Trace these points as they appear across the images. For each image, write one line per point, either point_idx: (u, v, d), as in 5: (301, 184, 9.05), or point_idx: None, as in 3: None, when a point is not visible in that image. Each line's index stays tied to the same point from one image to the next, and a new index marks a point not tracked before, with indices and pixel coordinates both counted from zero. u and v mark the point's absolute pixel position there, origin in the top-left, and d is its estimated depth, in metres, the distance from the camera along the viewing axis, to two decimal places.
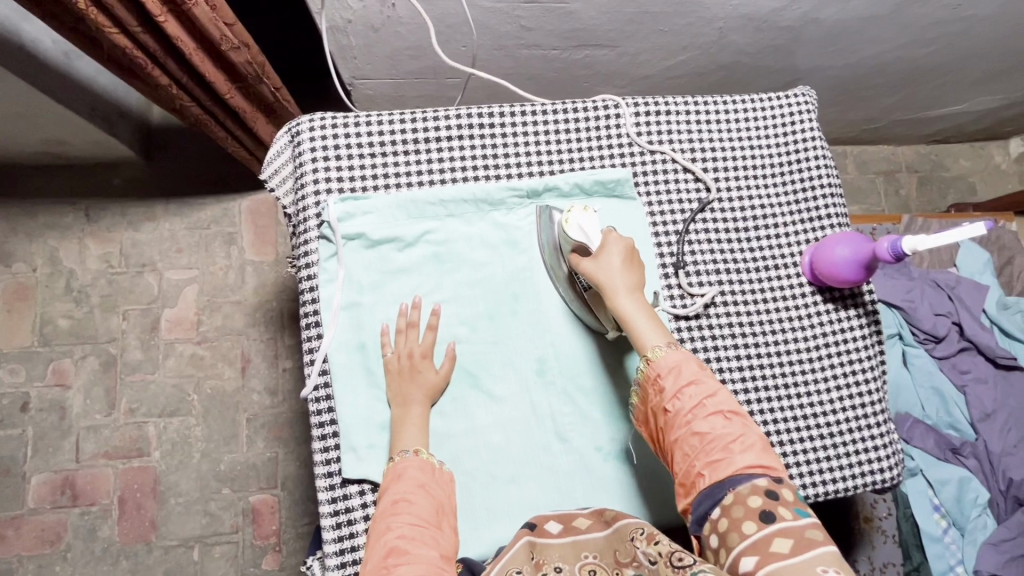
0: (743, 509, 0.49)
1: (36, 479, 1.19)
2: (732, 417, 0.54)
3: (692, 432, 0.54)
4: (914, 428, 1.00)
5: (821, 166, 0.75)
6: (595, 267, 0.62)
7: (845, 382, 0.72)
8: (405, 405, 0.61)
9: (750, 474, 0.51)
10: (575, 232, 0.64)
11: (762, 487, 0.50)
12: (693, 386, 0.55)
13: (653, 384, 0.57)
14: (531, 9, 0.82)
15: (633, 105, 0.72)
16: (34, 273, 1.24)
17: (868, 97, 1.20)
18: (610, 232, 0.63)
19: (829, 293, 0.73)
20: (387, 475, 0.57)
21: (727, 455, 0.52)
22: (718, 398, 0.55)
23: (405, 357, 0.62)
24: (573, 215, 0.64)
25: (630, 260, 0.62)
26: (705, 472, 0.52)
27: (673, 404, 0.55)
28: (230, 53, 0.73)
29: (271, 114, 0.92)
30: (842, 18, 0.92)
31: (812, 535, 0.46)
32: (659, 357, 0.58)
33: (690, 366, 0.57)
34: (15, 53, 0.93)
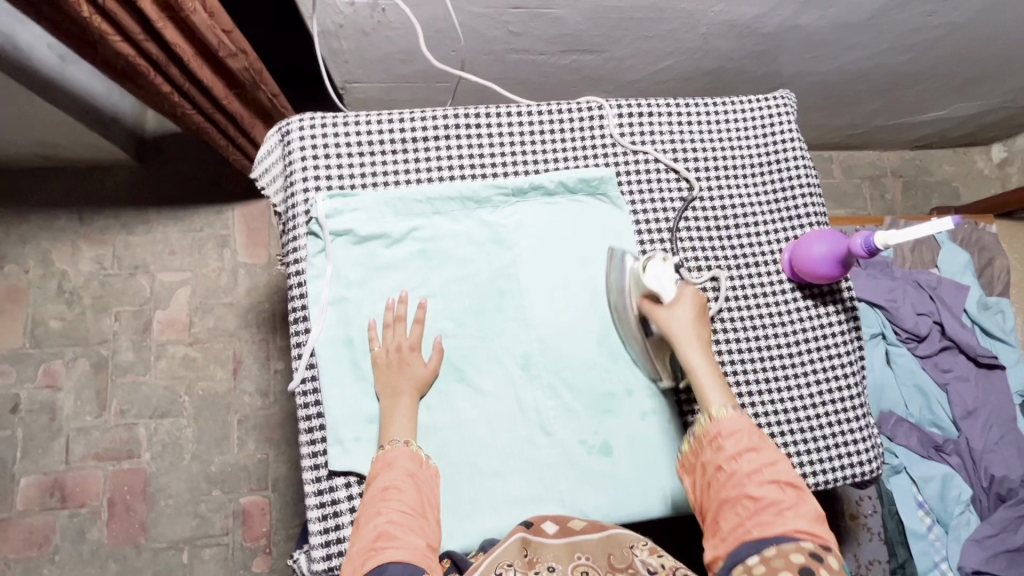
0: (783, 561, 0.50)
1: (25, 481, 1.18)
2: (788, 485, 0.55)
3: (743, 491, 0.55)
4: (898, 425, 1.02)
5: (800, 166, 0.77)
6: (667, 317, 0.63)
7: (826, 377, 0.73)
8: (394, 397, 0.62)
9: (798, 537, 0.52)
10: (652, 282, 0.64)
11: (806, 550, 0.51)
12: (752, 452, 0.57)
13: (712, 441, 0.59)
14: (518, 14, 0.84)
15: (617, 107, 0.74)
16: (26, 275, 1.25)
17: (851, 103, 1.23)
18: (685, 286, 0.65)
19: (809, 290, 0.74)
20: (376, 463, 0.58)
21: (776, 517, 0.53)
22: (777, 467, 0.56)
23: (392, 349, 0.64)
24: (651, 264, 0.65)
25: (699, 315, 0.64)
26: (752, 529, 0.53)
27: (729, 465, 0.57)
28: (228, 58, 0.76)
29: (265, 118, 0.95)
30: (821, 25, 0.95)
31: None
32: (721, 416, 0.59)
33: (750, 433, 0.58)
34: (10, 55, 0.94)
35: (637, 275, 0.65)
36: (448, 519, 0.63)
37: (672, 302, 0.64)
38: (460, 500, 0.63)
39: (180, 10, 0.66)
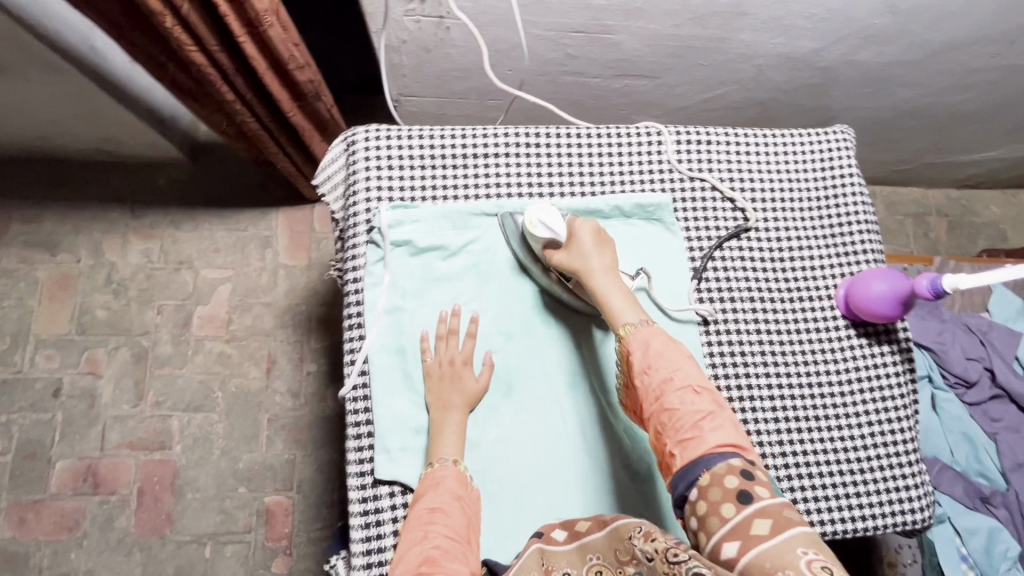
0: (719, 491, 0.48)
1: (60, 465, 1.21)
2: (700, 391, 0.55)
3: (662, 408, 0.55)
4: (942, 473, 0.98)
5: (858, 201, 0.77)
6: (568, 258, 0.65)
7: (878, 419, 0.71)
8: (444, 410, 0.63)
9: (723, 453, 0.51)
10: (541, 229, 0.65)
11: (737, 467, 0.49)
12: (662, 362, 0.57)
13: (627, 359, 0.59)
14: (578, 38, 0.86)
15: (675, 134, 0.75)
16: (78, 264, 1.29)
17: (901, 139, 1.21)
18: (574, 221, 0.66)
19: (863, 327, 0.73)
20: (425, 481, 0.58)
21: (697, 433, 0.52)
22: (686, 374, 0.56)
23: (441, 360, 0.65)
24: (535, 213, 0.65)
25: (593, 243, 0.65)
26: (677, 452, 0.53)
27: (645, 382, 0.57)
28: (296, 71, 0.77)
29: (324, 131, 0.95)
30: (880, 61, 0.94)
31: (789, 515, 0.45)
32: (631, 333, 0.59)
33: (659, 341, 0.58)
34: (87, 56, 0.99)
35: (528, 232, 0.66)
36: (488, 536, 0.62)
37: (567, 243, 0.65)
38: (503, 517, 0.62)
39: (259, 26, 0.68)
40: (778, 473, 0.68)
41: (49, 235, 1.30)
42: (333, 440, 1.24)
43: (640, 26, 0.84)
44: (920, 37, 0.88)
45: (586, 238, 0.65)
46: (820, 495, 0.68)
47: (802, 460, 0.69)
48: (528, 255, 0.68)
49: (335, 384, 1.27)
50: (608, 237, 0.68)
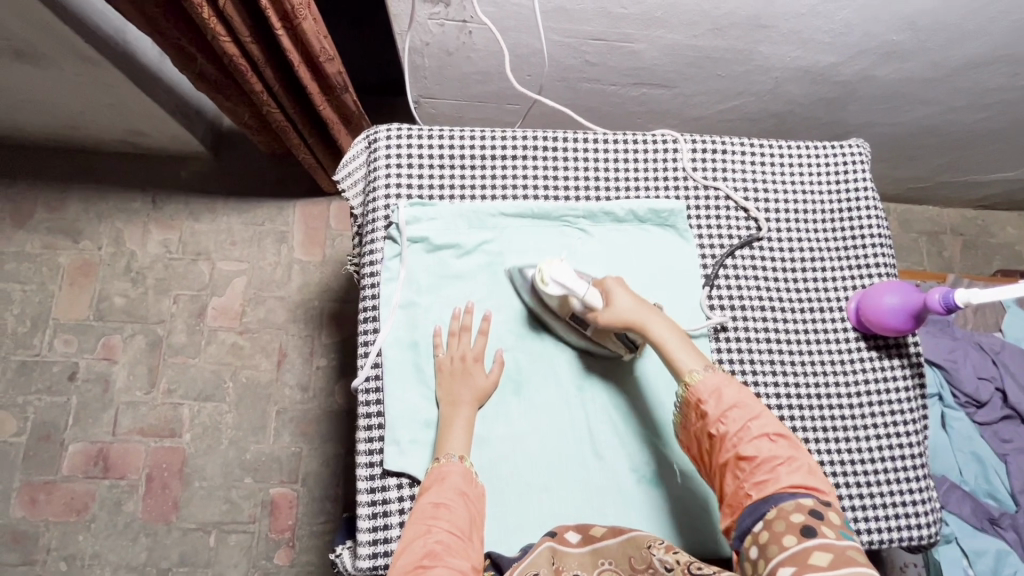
0: (785, 524, 0.50)
1: (72, 448, 1.23)
2: (777, 438, 0.55)
3: (738, 455, 0.55)
4: (950, 492, 0.97)
5: (873, 215, 0.77)
6: (612, 315, 0.63)
7: (886, 432, 0.71)
8: (454, 405, 0.64)
9: (796, 493, 0.52)
10: (555, 287, 0.63)
11: (806, 506, 0.51)
12: (737, 410, 0.57)
13: (695, 407, 0.59)
14: (597, 46, 0.87)
15: (691, 142, 0.76)
16: (99, 252, 1.32)
17: (917, 156, 1.21)
18: (606, 280, 0.65)
19: (874, 340, 0.73)
20: (431, 476, 0.58)
21: (773, 475, 0.53)
22: (762, 421, 0.56)
23: (454, 357, 0.66)
24: (547, 270, 0.63)
25: (633, 302, 0.64)
26: (752, 492, 0.53)
27: (718, 427, 0.57)
28: (326, 64, 0.79)
29: (348, 124, 0.96)
30: (898, 78, 0.94)
31: (852, 554, 0.47)
32: (697, 380, 0.59)
33: (731, 390, 0.58)
34: (120, 50, 1.02)
35: (540, 287, 0.64)
36: (493, 530, 0.63)
37: (598, 302, 0.63)
38: (508, 512, 0.63)
39: (294, 19, 0.70)
40: None
41: (73, 223, 1.33)
42: (340, 435, 1.26)
43: (660, 35, 0.85)
44: (939, 55, 0.89)
45: (625, 296, 0.64)
46: None
47: None
48: (540, 305, 0.67)
49: (344, 380, 1.28)
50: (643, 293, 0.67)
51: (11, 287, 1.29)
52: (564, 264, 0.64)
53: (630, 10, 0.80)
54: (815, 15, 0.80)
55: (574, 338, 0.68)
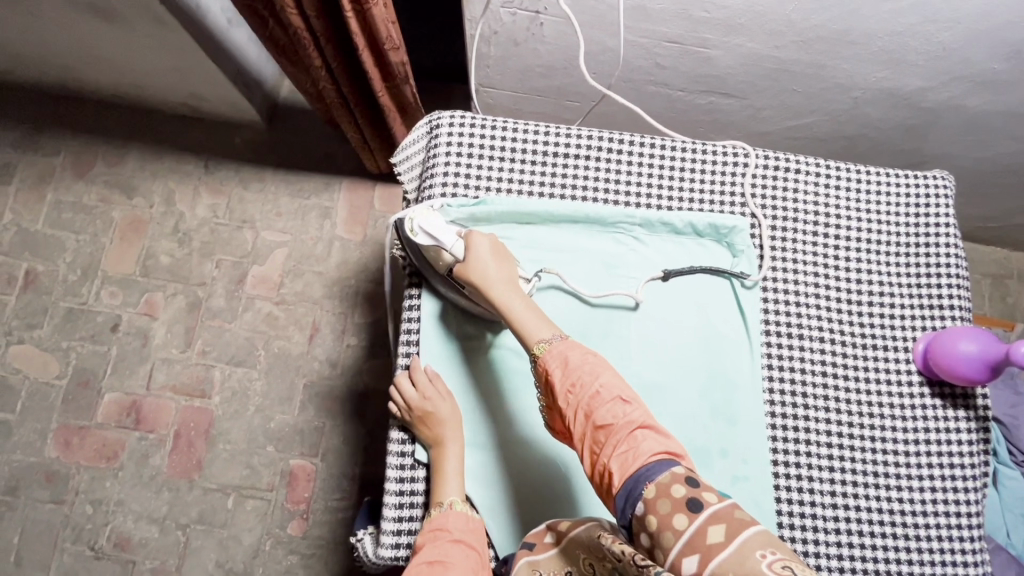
0: (668, 501, 0.45)
1: (108, 397, 1.27)
2: (624, 397, 0.53)
3: (594, 426, 0.52)
4: (998, 553, 0.90)
5: (952, 253, 0.72)
6: (468, 267, 0.63)
7: (943, 485, 0.67)
8: (440, 445, 0.63)
9: (663, 459, 0.49)
10: (424, 235, 0.64)
11: (681, 474, 0.47)
12: (583, 377, 0.54)
13: (546, 379, 0.56)
14: (672, 49, 0.84)
15: (763, 157, 0.72)
16: (150, 209, 1.35)
17: (994, 195, 1.14)
18: (468, 235, 0.64)
19: (939, 387, 0.69)
20: (426, 529, 0.57)
21: (633, 443, 0.50)
22: (607, 382, 0.53)
23: (417, 399, 0.63)
24: (416, 218, 0.64)
25: (491, 256, 0.64)
26: (616, 467, 0.50)
27: (568, 400, 0.54)
28: (390, 53, 0.78)
29: (405, 113, 0.96)
30: (987, 110, 0.88)
31: (741, 516, 0.43)
32: (545, 349, 0.57)
33: (574, 351, 0.56)
34: (191, 13, 1.04)
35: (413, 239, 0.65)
36: (518, 525, 0.64)
37: (461, 255, 0.64)
38: (539, 513, 0.64)
39: (363, 4, 0.69)
40: (826, 523, 0.65)
41: (129, 179, 1.36)
42: (363, 415, 1.26)
43: (739, 43, 0.81)
44: None
45: (482, 250, 0.64)
46: (869, 555, 0.64)
47: (853, 514, 0.65)
48: (422, 259, 0.68)
49: (373, 361, 1.29)
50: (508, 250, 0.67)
51: (66, 236, 1.33)
52: (435, 215, 0.65)
53: (713, 14, 0.76)
54: (911, 34, 0.75)
55: (446, 293, 0.68)
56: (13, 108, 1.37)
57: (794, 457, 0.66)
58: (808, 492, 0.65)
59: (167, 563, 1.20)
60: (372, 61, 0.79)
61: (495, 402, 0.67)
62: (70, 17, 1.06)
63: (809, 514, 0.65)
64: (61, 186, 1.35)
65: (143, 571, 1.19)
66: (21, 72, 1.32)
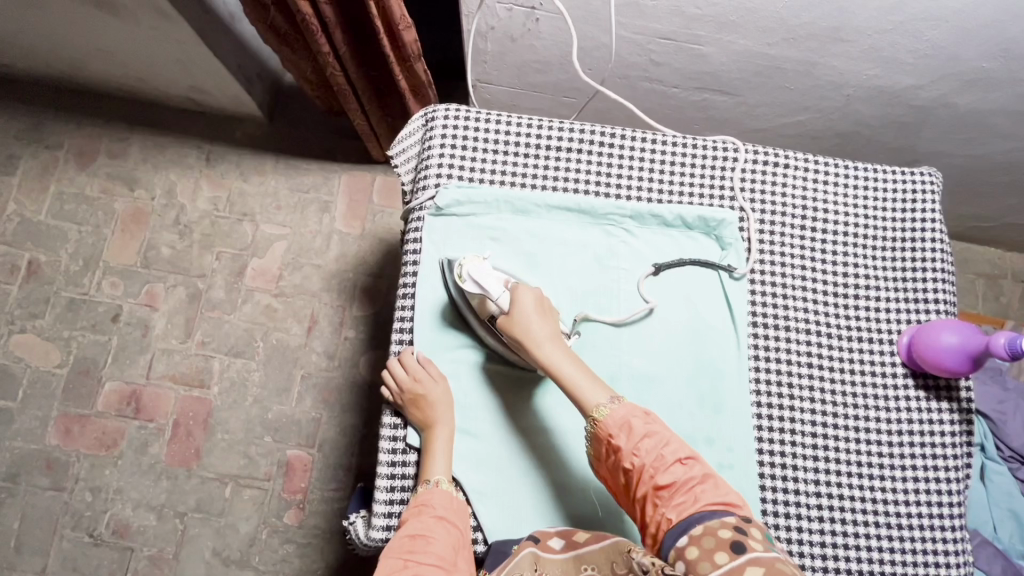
0: (713, 539, 0.48)
1: (108, 386, 1.28)
2: (688, 459, 0.55)
3: (657, 485, 0.54)
4: (982, 546, 0.91)
5: (937, 248, 0.73)
6: (513, 323, 0.62)
7: (926, 476, 0.68)
8: (431, 429, 0.64)
9: (718, 511, 0.51)
10: (472, 283, 0.65)
11: (731, 523, 0.49)
12: (648, 439, 0.56)
13: (607, 442, 0.57)
14: (665, 45, 0.85)
15: (752, 152, 0.74)
16: (152, 202, 1.37)
17: (986, 194, 1.15)
18: (516, 287, 0.64)
19: (923, 379, 0.70)
20: (412, 504, 0.59)
21: (692, 496, 0.52)
22: (672, 447, 0.55)
23: (410, 382, 0.65)
24: (466, 265, 0.65)
25: (537, 310, 0.63)
26: (672, 516, 0.52)
27: (632, 461, 0.55)
28: (403, 31, 0.79)
29: (419, 95, 0.97)
30: (978, 108, 0.89)
31: (782, 566, 0.44)
32: (605, 415, 0.58)
33: (637, 419, 0.57)
34: (193, 6, 1.05)
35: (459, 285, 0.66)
36: (507, 512, 0.64)
37: (506, 306, 0.63)
38: (526, 499, 0.65)
39: None
40: (809, 512, 0.66)
41: (131, 171, 1.38)
42: (360, 407, 1.28)
43: (731, 40, 0.82)
44: None
45: (529, 305, 0.63)
46: (852, 544, 0.66)
47: (836, 503, 0.66)
48: (462, 302, 0.68)
49: (371, 353, 1.30)
50: (551, 302, 0.66)
51: (68, 227, 1.35)
52: (484, 263, 0.66)
53: (705, 11, 0.77)
54: (901, 32, 0.76)
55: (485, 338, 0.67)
56: (18, 100, 1.39)
57: (779, 447, 0.67)
58: (792, 481, 0.67)
59: (165, 551, 1.21)
60: (386, 41, 0.81)
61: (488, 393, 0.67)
62: (75, 10, 1.08)
63: (792, 503, 0.66)
64: (64, 178, 1.37)
65: (141, 558, 1.21)
66: (26, 64, 1.33)
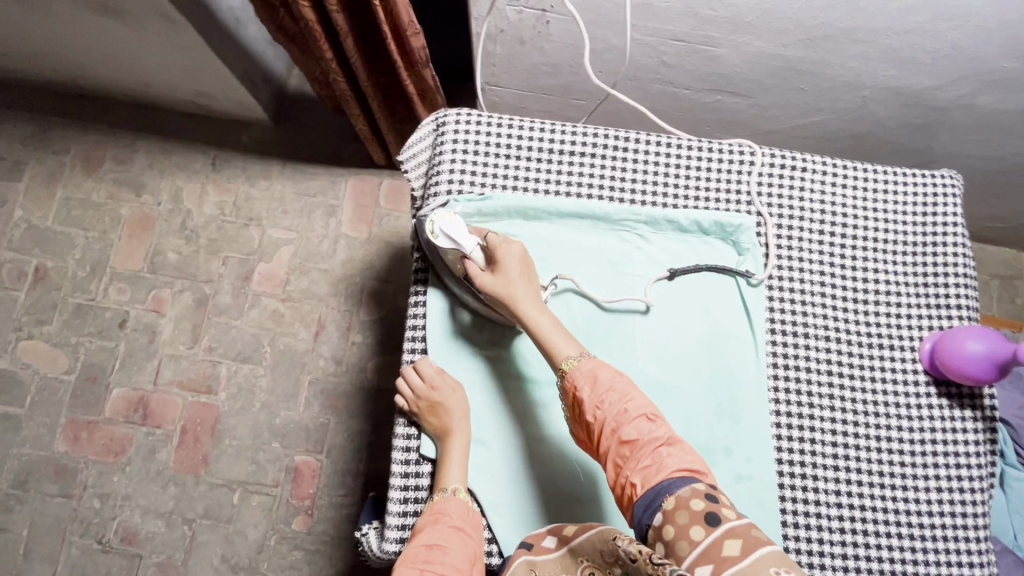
0: (686, 514, 0.47)
1: (116, 393, 1.28)
2: (651, 415, 0.54)
3: (620, 441, 0.54)
4: (1003, 555, 0.89)
5: (960, 252, 0.71)
6: (490, 277, 0.62)
7: (950, 486, 0.66)
8: (448, 437, 0.63)
9: (686, 477, 0.51)
10: (444, 238, 0.63)
11: (701, 490, 0.49)
12: (612, 393, 0.56)
13: (573, 396, 0.58)
14: (678, 47, 0.84)
15: (769, 156, 0.72)
16: (158, 207, 1.36)
17: (1002, 195, 1.13)
18: (492, 242, 0.64)
19: (946, 387, 0.68)
20: (427, 514, 0.58)
21: (658, 460, 0.52)
22: (637, 402, 0.55)
23: (424, 389, 0.64)
24: (438, 220, 0.63)
25: (511, 265, 0.63)
26: (638, 481, 0.52)
27: (596, 415, 0.56)
28: (411, 37, 0.79)
29: (427, 99, 0.96)
30: (997, 109, 0.88)
31: (758, 534, 0.45)
32: (574, 367, 0.58)
33: (604, 372, 0.57)
34: (199, 11, 1.04)
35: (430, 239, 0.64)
36: (521, 524, 0.63)
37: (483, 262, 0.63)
38: (538, 508, 0.64)
39: None
40: (830, 523, 0.64)
41: (137, 176, 1.37)
42: (368, 412, 1.27)
43: (745, 41, 0.81)
44: None
45: (503, 259, 0.63)
46: (874, 555, 0.64)
47: (858, 514, 0.65)
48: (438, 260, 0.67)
49: (378, 358, 1.30)
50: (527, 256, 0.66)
51: (75, 233, 1.35)
52: (455, 217, 0.64)
53: (719, 12, 0.76)
54: (920, 33, 0.75)
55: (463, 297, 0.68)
56: (23, 106, 1.39)
57: (800, 457, 0.66)
58: (812, 491, 0.65)
59: (173, 557, 1.21)
60: (394, 48, 0.81)
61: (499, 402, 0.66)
62: (81, 15, 1.07)
63: (813, 514, 0.65)
64: (70, 184, 1.36)
65: (150, 565, 1.20)
66: (32, 70, 1.33)
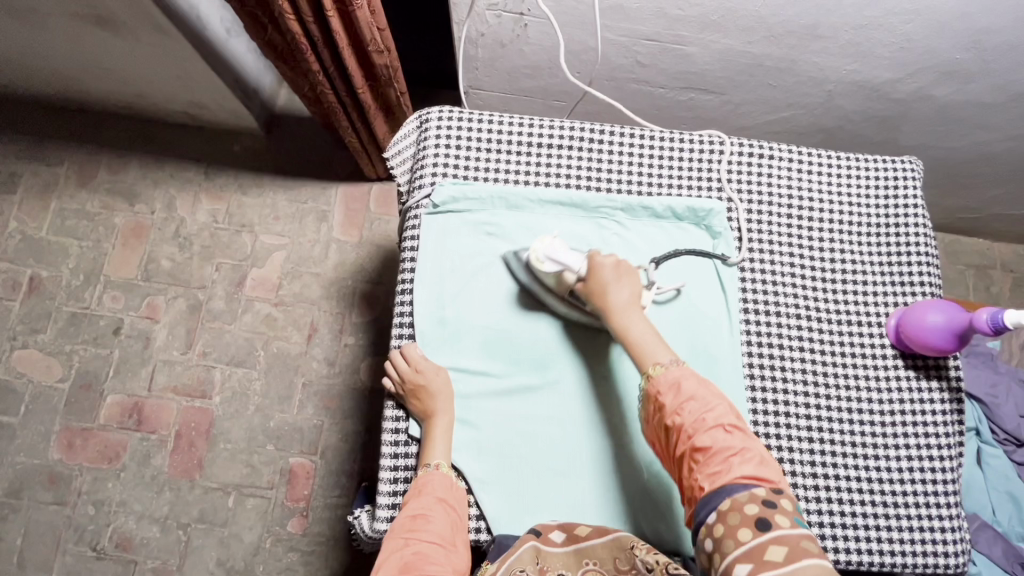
0: (739, 516, 0.49)
1: (110, 399, 1.29)
2: (732, 428, 0.54)
3: (693, 446, 0.54)
4: (981, 531, 0.92)
5: (921, 232, 0.75)
6: (593, 289, 0.64)
7: (920, 454, 0.69)
8: (432, 417, 0.65)
9: (749, 483, 0.51)
10: (550, 264, 0.66)
11: (760, 497, 0.50)
12: (692, 402, 0.56)
13: (655, 401, 0.58)
14: (650, 46, 0.88)
15: (737, 145, 0.76)
16: (151, 216, 1.39)
17: (971, 185, 1.17)
18: (594, 256, 0.66)
19: (913, 360, 0.71)
20: (412, 486, 0.61)
21: (726, 466, 0.52)
22: (719, 412, 0.55)
23: (410, 372, 0.66)
24: (541, 248, 0.66)
25: (613, 274, 0.65)
26: (705, 484, 0.53)
27: (674, 419, 0.56)
28: (375, 54, 0.83)
29: (389, 114, 1.01)
30: (957, 100, 0.92)
31: (806, 545, 0.46)
32: (660, 372, 0.58)
33: (690, 382, 0.57)
34: (191, 23, 1.08)
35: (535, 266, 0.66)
36: (509, 500, 0.65)
37: (586, 276, 0.65)
38: (523, 484, 0.66)
39: (349, 5, 0.73)
40: (807, 493, 0.67)
41: (131, 186, 1.40)
42: (361, 413, 1.29)
43: (713, 39, 0.85)
44: (1007, 78, 0.86)
45: (606, 268, 0.65)
46: (849, 523, 0.67)
47: (832, 482, 0.68)
48: (535, 283, 0.69)
49: (371, 359, 1.32)
50: (629, 264, 0.68)
51: (69, 243, 1.36)
52: (557, 241, 0.67)
53: (686, 12, 0.80)
54: (876, 27, 0.79)
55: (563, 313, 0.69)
56: (18, 119, 1.41)
57: (776, 430, 0.69)
58: (789, 463, 0.68)
59: (168, 562, 1.21)
60: (357, 63, 0.85)
61: (483, 383, 0.68)
62: (76, 28, 1.11)
63: (789, 484, 0.67)
64: (65, 195, 1.39)
65: (145, 571, 1.20)
66: (27, 84, 1.36)
